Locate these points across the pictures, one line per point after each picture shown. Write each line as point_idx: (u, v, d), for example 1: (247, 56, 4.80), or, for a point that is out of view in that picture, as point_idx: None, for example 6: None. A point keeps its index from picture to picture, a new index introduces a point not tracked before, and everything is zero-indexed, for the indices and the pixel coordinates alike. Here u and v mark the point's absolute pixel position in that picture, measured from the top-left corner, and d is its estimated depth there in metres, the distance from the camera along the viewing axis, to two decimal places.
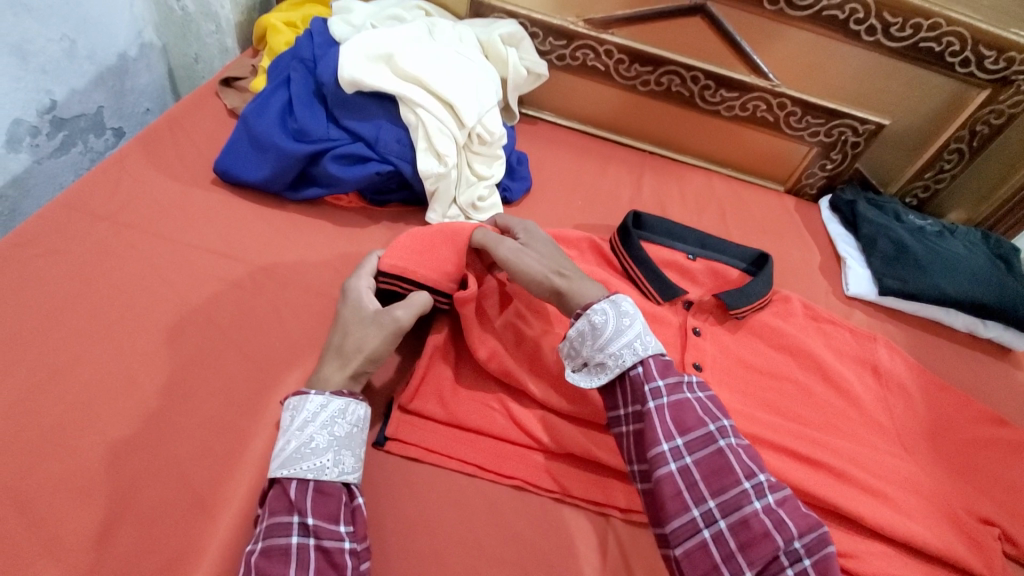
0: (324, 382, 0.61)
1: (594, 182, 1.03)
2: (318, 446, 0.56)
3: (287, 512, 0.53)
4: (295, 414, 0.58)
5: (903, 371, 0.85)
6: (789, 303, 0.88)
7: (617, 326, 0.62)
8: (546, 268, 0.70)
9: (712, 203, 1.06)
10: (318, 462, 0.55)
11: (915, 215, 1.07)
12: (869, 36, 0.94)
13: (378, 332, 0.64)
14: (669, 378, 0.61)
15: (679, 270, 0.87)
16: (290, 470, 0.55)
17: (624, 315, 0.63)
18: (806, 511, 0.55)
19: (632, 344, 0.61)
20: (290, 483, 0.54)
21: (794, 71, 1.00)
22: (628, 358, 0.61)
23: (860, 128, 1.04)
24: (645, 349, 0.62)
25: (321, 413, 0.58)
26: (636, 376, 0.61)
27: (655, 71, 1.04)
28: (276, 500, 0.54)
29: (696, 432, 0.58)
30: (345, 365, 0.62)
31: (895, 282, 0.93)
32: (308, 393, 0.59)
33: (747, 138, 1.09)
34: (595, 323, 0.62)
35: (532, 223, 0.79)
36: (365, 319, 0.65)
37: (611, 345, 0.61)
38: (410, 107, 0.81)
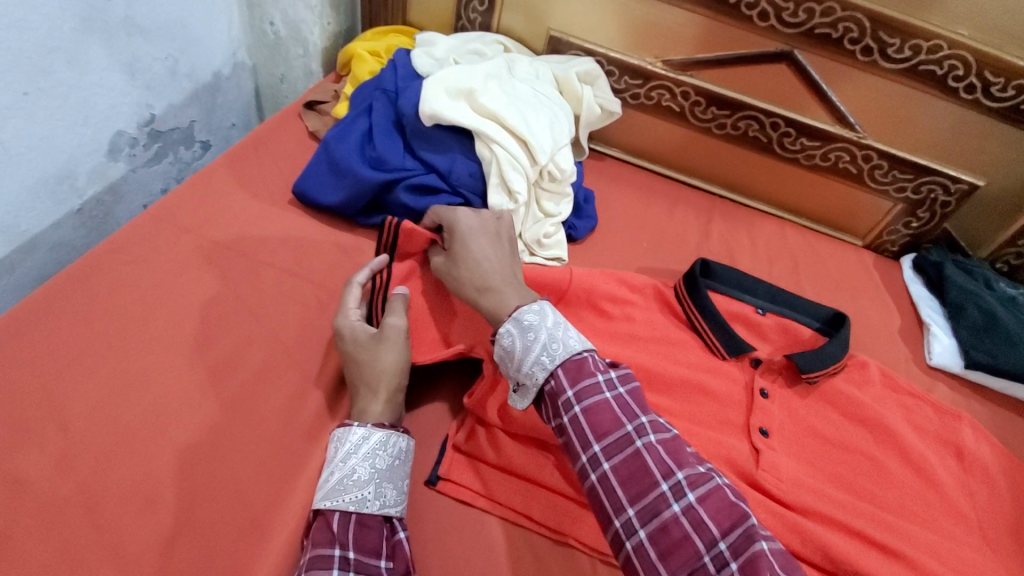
0: (363, 415, 0.61)
1: (661, 225, 1.01)
2: (360, 478, 0.57)
3: (328, 545, 0.52)
4: (338, 445, 0.58)
5: (989, 456, 0.78)
6: (866, 369, 0.83)
7: (524, 344, 0.59)
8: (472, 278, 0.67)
9: (784, 253, 1.01)
10: (360, 494, 0.56)
11: (1007, 284, 0.98)
12: (969, 94, 0.89)
13: (392, 345, 0.65)
14: (582, 382, 0.56)
15: (747, 324, 0.84)
16: (333, 502, 0.55)
17: (527, 329, 0.60)
18: (736, 504, 0.51)
19: (540, 359, 0.58)
20: (333, 515, 0.55)
21: (884, 125, 0.95)
22: (540, 374, 0.58)
23: (952, 186, 0.97)
24: (553, 360, 0.58)
25: (363, 445, 0.58)
26: (551, 392, 0.57)
27: (732, 115, 1.01)
28: (319, 532, 0.54)
29: (612, 435, 0.54)
30: (378, 395, 0.62)
31: (984, 356, 0.86)
32: (353, 424, 0.59)
33: (826, 190, 1.04)
34: (505, 346, 0.60)
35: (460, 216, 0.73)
36: (365, 353, 0.64)
37: (523, 365, 0.59)
38: (485, 142, 0.81)
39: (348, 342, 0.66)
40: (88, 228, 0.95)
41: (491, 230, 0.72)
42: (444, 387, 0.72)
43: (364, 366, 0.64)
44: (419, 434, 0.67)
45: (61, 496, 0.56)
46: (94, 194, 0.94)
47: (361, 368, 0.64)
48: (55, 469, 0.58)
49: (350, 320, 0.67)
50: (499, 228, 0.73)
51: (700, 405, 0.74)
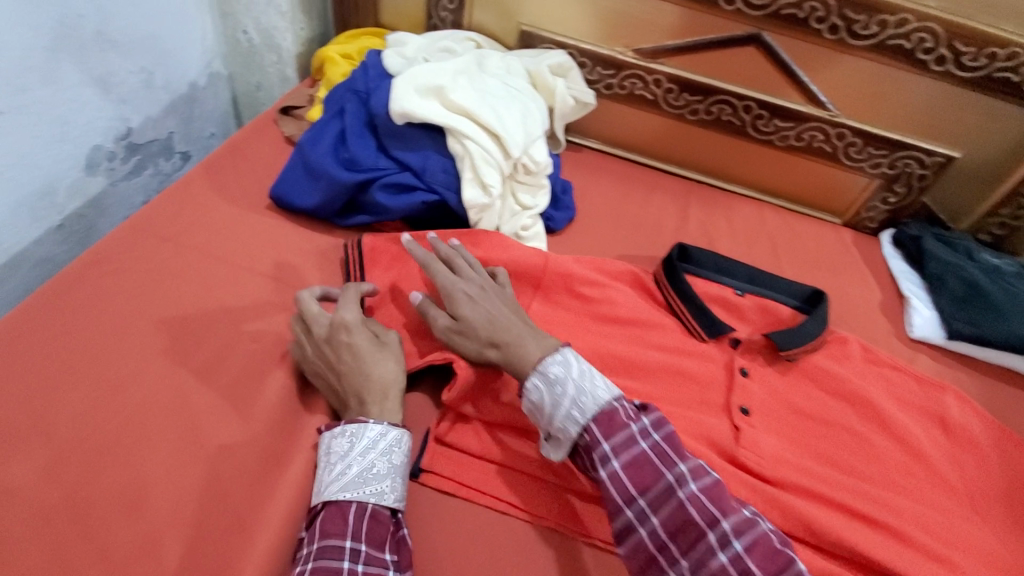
0: (383, 409, 0.63)
1: (640, 212, 1.02)
2: (379, 472, 0.58)
3: (341, 536, 0.53)
4: (355, 440, 0.59)
5: (975, 425, 0.78)
6: (846, 345, 0.83)
7: (553, 399, 0.60)
8: (480, 344, 0.66)
9: (763, 235, 1.02)
10: (379, 487, 0.57)
11: (989, 253, 0.98)
12: (939, 66, 0.89)
13: (401, 357, 0.68)
14: (616, 435, 0.57)
15: (726, 306, 0.85)
16: (352, 494, 0.56)
17: (555, 382, 0.60)
18: (778, 547, 0.52)
19: (571, 413, 0.59)
20: (349, 506, 0.55)
21: (857, 102, 0.95)
22: (571, 428, 0.59)
23: (927, 160, 0.97)
24: (584, 415, 0.59)
25: (381, 441, 0.59)
26: (586, 444, 0.58)
27: (705, 100, 1.02)
28: (330, 522, 0.55)
29: (654, 488, 0.55)
30: (393, 394, 0.64)
31: (966, 326, 0.86)
32: (369, 420, 0.60)
33: (802, 170, 1.05)
34: (534, 401, 0.61)
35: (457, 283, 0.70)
36: (376, 353, 0.66)
37: (555, 420, 0.59)
38: (457, 137, 0.82)
39: (357, 336, 0.66)
40: (70, 243, 0.96)
41: (493, 294, 0.71)
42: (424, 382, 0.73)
43: (376, 363, 0.65)
44: None
45: (46, 505, 0.57)
46: (75, 210, 0.95)
47: (371, 364, 0.64)
48: (39, 478, 0.58)
49: (357, 321, 0.67)
50: (500, 292, 0.72)
51: (679, 387, 0.75)
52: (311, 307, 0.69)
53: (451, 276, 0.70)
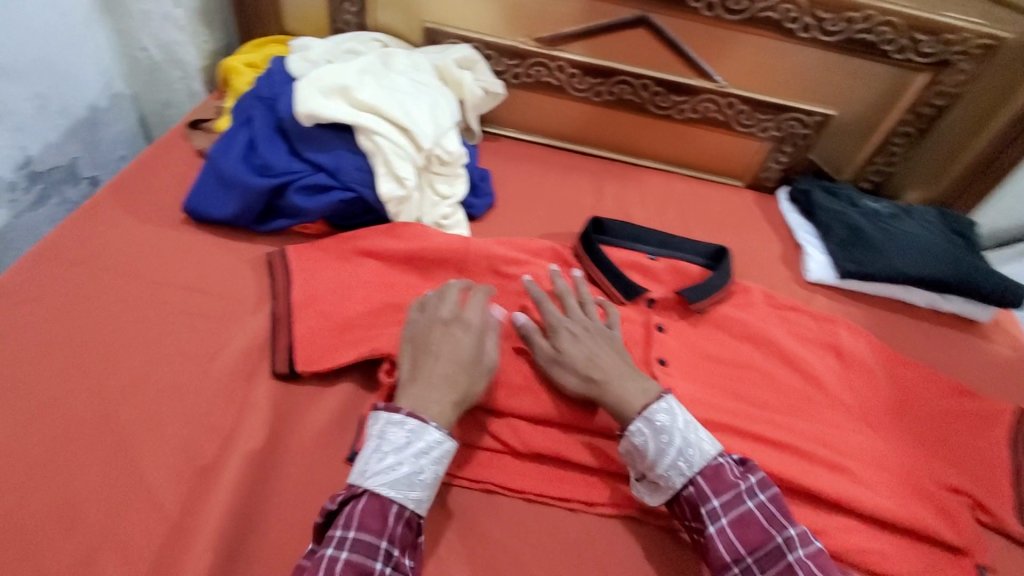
0: (425, 409, 0.62)
1: (557, 192, 1.07)
2: (424, 480, 0.59)
3: (378, 535, 0.55)
4: (414, 440, 0.60)
5: (865, 350, 0.86)
6: (749, 294, 0.91)
7: (658, 446, 0.63)
8: (579, 377, 0.70)
9: (673, 203, 1.09)
10: (420, 495, 0.59)
11: (870, 200, 1.08)
12: (805, 33, 0.96)
13: (476, 364, 0.68)
14: (724, 493, 0.61)
15: (642, 271, 0.91)
16: (396, 494, 0.57)
17: (661, 431, 0.64)
18: None
19: (677, 463, 0.63)
20: (390, 506, 0.57)
21: (740, 72, 1.03)
22: (676, 478, 0.63)
23: (808, 120, 1.06)
24: (690, 466, 0.63)
25: (436, 448, 0.60)
26: (690, 496, 0.62)
27: (606, 82, 1.08)
28: (368, 516, 0.56)
29: (763, 548, 0.57)
30: (449, 398, 0.64)
31: (852, 264, 0.95)
32: (431, 424, 0.61)
33: (701, 140, 1.13)
34: (637, 444, 0.64)
35: (561, 320, 0.75)
36: (469, 365, 0.67)
37: (658, 466, 0.63)
38: (367, 134, 0.84)
39: (453, 330, 0.69)
40: None
41: (597, 334, 0.74)
42: (359, 372, 0.75)
43: (464, 366, 0.66)
44: (337, 419, 0.70)
45: None
46: None
47: (460, 368, 0.66)
48: None
49: (449, 317, 0.70)
50: (608, 335, 0.75)
51: None
52: (436, 294, 0.73)
53: (558, 314, 0.76)
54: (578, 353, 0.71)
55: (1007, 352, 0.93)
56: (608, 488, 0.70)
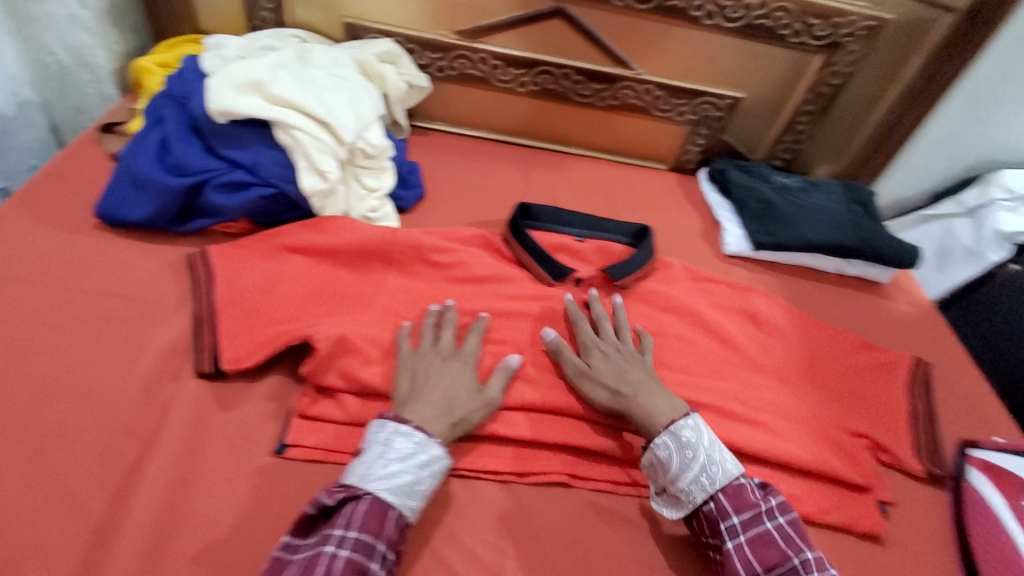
0: (424, 420, 0.65)
1: (487, 182, 1.09)
2: (422, 489, 0.61)
3: (378, 537, 0.56)
4: (418, 451, 0.62)
5: (779, 314, 0.92)
6: (672, 269, 0.96)
7: (681, 462, 0.66)
8: (609, 391, 0.73)
9: (600, 187, 1.13)
10: (416, 504, 0.60)
11: (782, 175, 1.15)
12: (710, 20, 1.01)
13: (474, 396, 0.70)
14: (744, 512, 0.63)
15: (570, 253, 0.94)
16: (396, 500, 0.58)
17: (685, 446, 0.66)
18: None
19: (699, 479, 0.65)
20: (390, 510, 0.58)
21: (654, 59, 1.08)
22: (697, 494, 0.64)
23: (719, 103, 1.12)
24: (712, 483, 0.64)
25: (438, 462, 0.62)
26: (710, 513, 0.64)
27: (528, 73, 1.10)
28: (370, 518, 0.56)
29: (778, 568, 0.58)
30: (445, 418, 0.66)
31: (764, 236, 1.01)
32: (435, 438, 0.63)
33: (623, 126, 1.17)
34: (661, 457, 0.66)
35: (596, 340, 0.79)
36: (467, 398, 0.69)
37: (680, 480, 0.65)
38: (285, 129, 0.83)
39: (446, 363, 0.72)
40: None
41: (630, 355, 0.77)
42: (288, 367, 0.75)
43: (466, 391, 0.69)
44: (265, 414, 0.70)
45: None
46: None
47: (459, 393, 0.69)
48: None
49: (441, 349, 0.74)
50: (641, 357, 0.78)
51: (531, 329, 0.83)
52: (427, 326, 0.76)
53: (591, 334, 0.80)
54: (608, 370, 0.75)
55: (906, 308, 1.01)
56: (544, 459, 0.72)
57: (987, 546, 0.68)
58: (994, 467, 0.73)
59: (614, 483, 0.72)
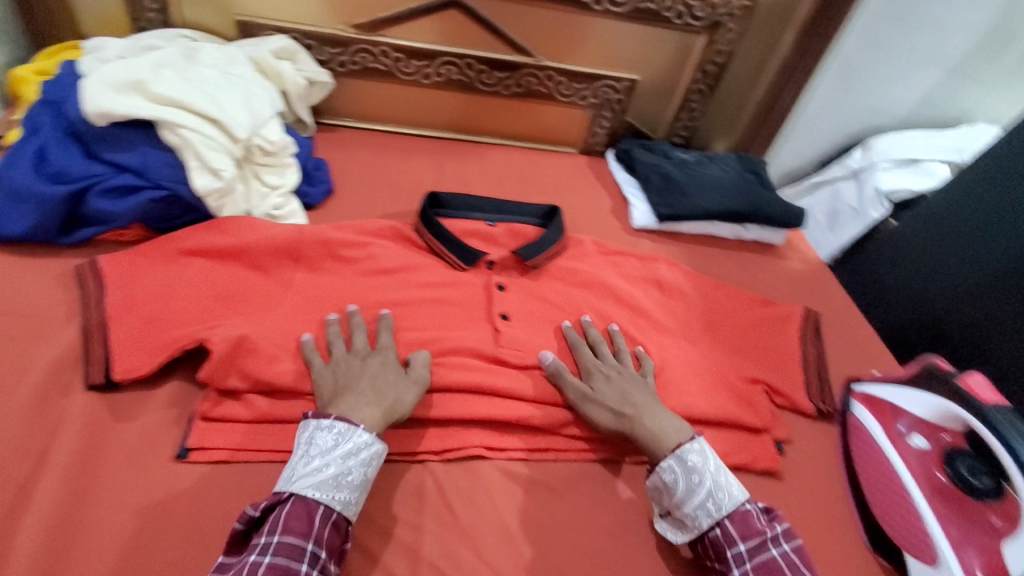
0: (350, 413, 0.64)
1: (398, 174, 1.08)
2: (351, 480, 0.60)
3: (304, 537, 0.54)
4: (342, 442, 0.61)
5: (683, 280, 0.97)
6: (582, 245, 0.99)
7: (688, 486, 0.65)
8: (612, 413, 0.73)
9: (512, 173, 1.16)
10: (346, 496, 0.59)
11: (682, 151, 1.21)
12: (599, 6, 1.06)
13: (401, 381, 0.70)
14: (750, 539, 0.61)
15: (482, 237, 0.95)
16: (321, 496, 0.57)
17: (692, 471, 0.65)
18: None
19: (705, 504, 0.63)
20: (317, 508, 0.57)
21: (551, 45, 1.12)
22: (703, 519, 0.63)
23: (618, 85, 1.17)
24: (718, 509, 0.63)
25: (364, 450, 0.62)
26: (716, 539, 0.62)
27: (431, 64, 1.11)
28: (295, 519, 0.55)
29: None
30: (374, 408, 0.66)
31: (666, 208, 1.06)
32: (359, 426, 0.63)
33: (531, 112, 1.21)
34: (666, 480, 0.66)
35: (597, 364, 0.78)
36: (390, 383, 0.69)
37: (686, 505, 0.64)
38: (172, 128, 0.80)
39: (367, 359, 0.72)
40: None
41: (631, 375, 0.77)
42: (192, 371, 0.73)
43: (388, 380, 0.69)
44: (168, 421, 0.68)
45: None
46: None
47: (385, 380, 0.69)
48: None
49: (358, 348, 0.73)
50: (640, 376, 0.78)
51: (445, 312, 0.83)
52: (332, 334, 0.74)
53: (592, 359, 0.79)
54: (610, 393, 0.75)
55: (799, 266, 1.09)
56: (462, 436, 0.73)
57: (870, 474, 0.73)
58: (877, 401, 0.78)
59: (526, 448, 0.74)
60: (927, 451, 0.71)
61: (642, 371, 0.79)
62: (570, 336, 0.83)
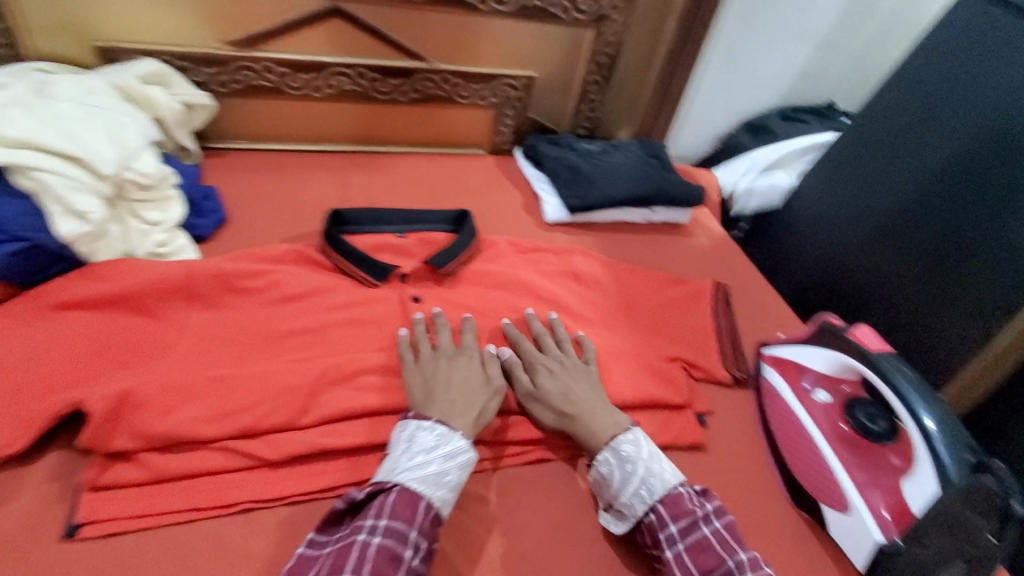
0: (447, 417, 0.66)
1: (299, 194, 1.04)
2: (449, 480, 0.61)
3: (408, 525, 0.56)
4: (441, 442, 0.63)
5: (598, 269, 0.99)
6: (496, 246, 0.99)
7: (622, 475, 0.66)
8: (556, 412, 0.73)
9: (420, 180, 1.13)
10: (443, 494, 0.60)
11: (586, 142, 1.23)
12: (484, 6, 1.06)
13: (492, 383, 0.73)
14: (682, 520, 0.62)
15: (392, 250, 0.92)
16: (423, 489, 0.59)
17: (626, 460, 0.66)
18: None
19: (638, 492, 0.65)
20: (419, 499, 0.58)
21: (443, 47, 1.10)
22: (639, 506, 0.64)
23: (516, 83, 1.18)
24: (651, 494, 0.64)
25: (461, 453, 0.63)
26: (651, 524, 0.63)
27: (321, 76, 1.07)
28: (400, 507, 0.57)
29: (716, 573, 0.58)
30: (469, 412, 0.68)
31: (575, 200, 1.07)
32: (456, 430, 0.64)
33: (433, 117, 1.19)
34: (604, 473, 0.67)
35: (540, 358, 0.77)
36: (479, 387, 0.72)
37: (622, 495, 0.65)
38: (25, 173, 0.72)
39: (457, 360, 0.74)
40: None
41: (576, 369, 0.77)
42: (76, 437, 0.66)
43: (475, 384, 0.71)
44: (51, 497, 0.61)
45: None
46: None
47: (473, 385, 0.71)
48: None
49: (441, 350, 0.75)
50: (586, 369, 0.77)
51: (360, 333, 0.79)
52: (419, 333, 0.77)
53: (534, 353, 0.78)
54: (556, 389, 0.74)
55: (705, 242, 1.14)
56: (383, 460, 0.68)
57: (785, 434, 0.77)
58: (786, 362, 0.82)
59: None
60: (831, 404, 0.76)
61: (587, 362, 0.79)
62: (510, 328, 0.81)
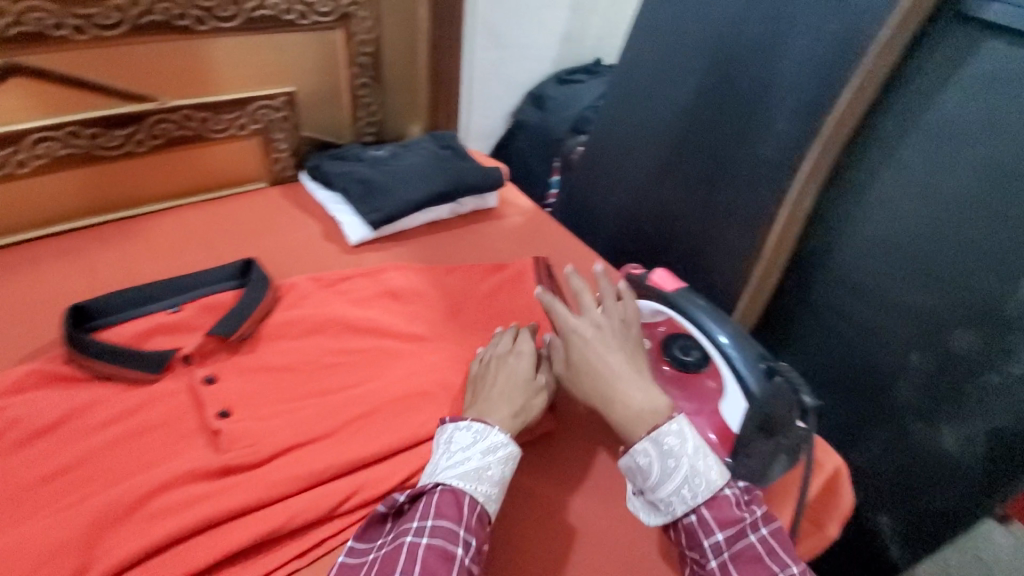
0: (483, 414, 0.65)
1: (31, 296, 0.84)
2: (491, 475, 0.60)
3: (456, 522, 0.55)
4: (478, 437, 0.62)
5: (415, 280, 0.94)
6: (297, 287, 0.88)
7: (664, 471, 0.60)
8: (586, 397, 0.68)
9: (192, 237, 0.98)
10: (486, 491, 0.59)
11: (373, 149, 1.16)
12: (203, 25, 0.92)
13: (532, 378, 0.70)
14: (727, 528, 0.58)
15: (169, 329, 0.78)
16: (466, 484, 0.58)
17: (668, 455, 0.60)
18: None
19: (681, 492, 0.59)
20: (463, 495, 0.57)
21: (172, 82, 0.95)
22: (679, 506, 0.59)
23: (275, 103, 1.06)
24: (694, 496, 0.59)
25: (502, 448, 0.61)
26: (690, 527, 0.59)
27: (18, 147, 0.86)
28: (444, 506, 0.56)
29: None
30: (506, 405, 0.66)
31: (373, 214, 1.00)
32: (494, 424, 0.63)
33: (189, 162, 1.03)
34: (640, 464, 0.61)
35: (577, 329, 0.70)
36: (524, 384, 0.69)
37: (660, 491, 0.60)
38: None
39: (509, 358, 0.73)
40: None
41: (610, 336, 0.70)
42: None
43: (518, 380, 0.70)
44: None
45: None
46: None
47: (517, 382, 0.69)
48: None
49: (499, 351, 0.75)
50: (623, 335, 0.71)
51: (145, 444, 0.66)
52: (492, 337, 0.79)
53: (569, 323, 0.70)
54: (589, 365, 0.67)
55: (517, 219, 1.15)
56: None
57: None
58: None
59: (305, 552, 0.61)
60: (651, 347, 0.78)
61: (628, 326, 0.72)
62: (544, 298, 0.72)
